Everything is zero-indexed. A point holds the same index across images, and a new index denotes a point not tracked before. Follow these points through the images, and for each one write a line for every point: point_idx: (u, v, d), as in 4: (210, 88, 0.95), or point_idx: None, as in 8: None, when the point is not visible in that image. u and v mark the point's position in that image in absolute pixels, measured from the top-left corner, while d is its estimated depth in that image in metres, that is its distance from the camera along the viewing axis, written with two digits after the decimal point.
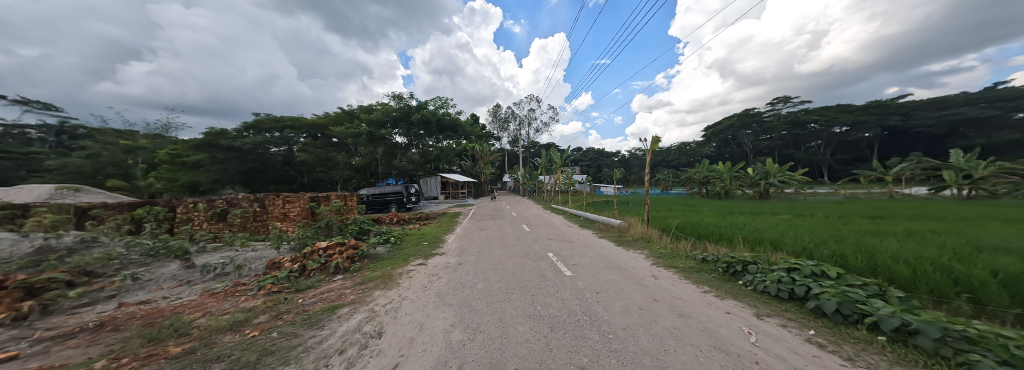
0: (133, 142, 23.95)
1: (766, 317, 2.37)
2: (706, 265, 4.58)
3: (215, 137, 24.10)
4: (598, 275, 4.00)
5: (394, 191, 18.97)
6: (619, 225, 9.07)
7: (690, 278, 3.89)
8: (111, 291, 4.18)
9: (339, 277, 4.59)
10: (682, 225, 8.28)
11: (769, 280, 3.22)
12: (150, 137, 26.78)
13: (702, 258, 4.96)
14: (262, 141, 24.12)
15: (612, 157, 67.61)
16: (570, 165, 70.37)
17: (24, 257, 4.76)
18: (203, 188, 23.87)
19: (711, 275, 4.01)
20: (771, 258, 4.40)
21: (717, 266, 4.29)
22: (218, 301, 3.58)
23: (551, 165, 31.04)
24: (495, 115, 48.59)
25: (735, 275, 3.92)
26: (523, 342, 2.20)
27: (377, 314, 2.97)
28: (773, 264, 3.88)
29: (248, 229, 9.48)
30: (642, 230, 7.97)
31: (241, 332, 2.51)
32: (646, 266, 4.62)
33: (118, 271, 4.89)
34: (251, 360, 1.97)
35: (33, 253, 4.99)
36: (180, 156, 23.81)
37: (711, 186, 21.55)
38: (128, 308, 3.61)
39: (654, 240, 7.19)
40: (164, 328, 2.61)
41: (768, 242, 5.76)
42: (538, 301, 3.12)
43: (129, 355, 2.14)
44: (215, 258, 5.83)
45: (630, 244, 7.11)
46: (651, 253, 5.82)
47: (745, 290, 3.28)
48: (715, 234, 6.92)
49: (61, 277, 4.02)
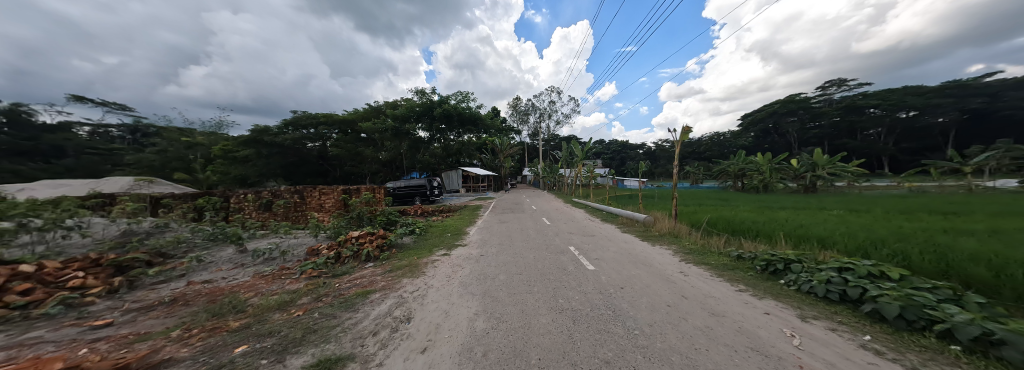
0: (192, 139, 26.90)
1: (812, 319, 2.17)
2: (740, 263, 4.35)
3: (260, 133, 25.98)
4: (621, 270, 3.91)
5: (418, 184, 19.64)
6: (644, 219, 8.79)
7: (723, 275, 3.67)
8: (180, 271, 4.73)
9: (370, 264, 4.86)
10: (714, 221, 7.84)
11: (815, 281, 2.95)
12: (206, 135, 29.91)
13: (737, 254, 4.67)
14: (300, 138, 25.88)
15: (636, 150, 64.94)
16: (591, 159, 69.17)
17: (114, 239, 5.58)
18: (251, 181, 26.36)
19: (747, 273, 3.76)
20: (816, 258, 4.12)
21: (755, 264, 4.04)
22: (268, 283, 3.93)
23: (571, 158, 30.50)
24: (516, 108, 48.32)
25: (776, 274, 3.64)
26: (546, 333, 2.21)
27: (405, 300, 3.11)
28: (821, 262, 3.61)
29: (290, 218, 10.29)
30: (670, 225, 7.64)
31: (288, 311, 2.76)
32: (674, 263, 4.44)
33: (185, 253, 5.51)
34: (298, 337, 2.16)
35: (120, 235, 5.84)
36: (232, 152, 26.43)
37: (747, 180, 20.23)
38: (195, 286, 4.07)
39: (682, 236, 6.90)
40: (224, 304, 2.92)
41: (815, 239, 5.30)
42: (561, 294, 3.10)
43: (197, 326, 2.43)
44: (262, 244, 6.32)
45: (656, 239, 6.88)
46: (679, 250, 5.57)
47: (788, 290, 3.05)
48: (751, 230, 6.50)
49: (143, 257, 4.66)
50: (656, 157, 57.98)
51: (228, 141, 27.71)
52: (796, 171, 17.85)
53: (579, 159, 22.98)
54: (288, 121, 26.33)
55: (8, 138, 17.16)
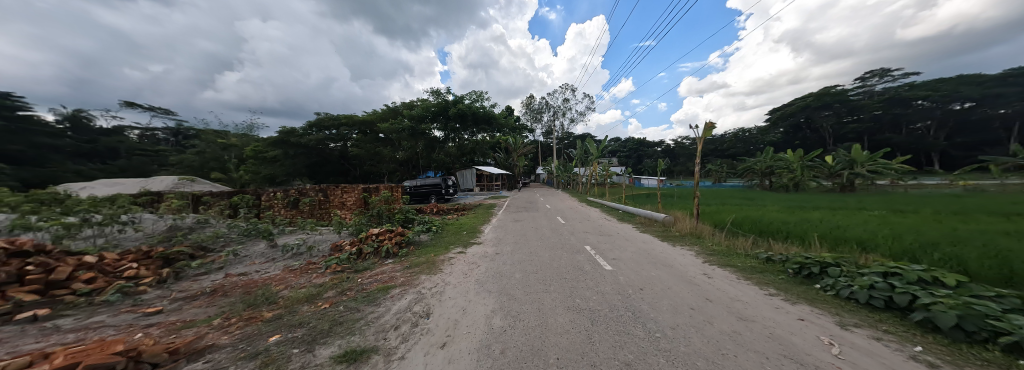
0: (227, 141, 28.80)
1: (853, 328, 2.02)
2: (770, 265, 4.14)
3: (287, 135, 26.63)
4: (640, 271, 3.81)
5: (433, 183, 20.05)
6: (663, 219, 8.55)
7: (751, 278, 3.50)
8: (219, 264, 5.08)
9: (389, 260, 5.01)
10: (739, 221, 7.50)
11: (856, 286, 2.76)
12: (239, 136, 31.90)
13: (766, 257, 4.44)
14: (323, 138, 27.06)
15: (653, 147, 63.04)
16: (606, 157, 68.02)
17: (161, 234, 6.06)
18: (279, 180, 27.91)
19: (778, 277, 3.56)
20: (858, 261, 3.84)
21: (786, 267, 3.83)
22: (296, 276, 4.15)
23: (586, 157, 30.03)
24: (529, 106, 48.17)
25: (811, 279, 3.43)
26: (564, 333, 2.20)
27: (424, 296, 3.18)
28: (862, 267, 3.36)
29: (315, 215, 10.78)
30: (691, 226, 7.38)
31: (315, 304, 2.89)
32: (697, 264, 4.28)
33: (223, 247, 5.90)
34: (325, 329, 2.26)
35: (167, 230, 6.32)
36: (261, 152, 28.05)
37: (776, 178, 19.43)
38: (232, 278, 4.36)
39: (705, 236, 6.65)
40: (257, 296, 3.09)
41: (854, 242, 4.94)
42: (578, 293, 3.07)
43: (235, 316, 2.60)
44: (291, 239, 6.62)
45: (677, 239, 6.66)
46: (702, 251, 5.36)
47: (824, 296, 2.86)
48: (781, 232, 6.16)
49: (186, 250, 5.03)
50: (675, 155, 55.97)
51: (258, 142, 29.46)
52: (832, 168, 16.67)
53: (594, 158, 22.62)
54: (313, 122, 27.54)
55: (73, 141, 19.12)
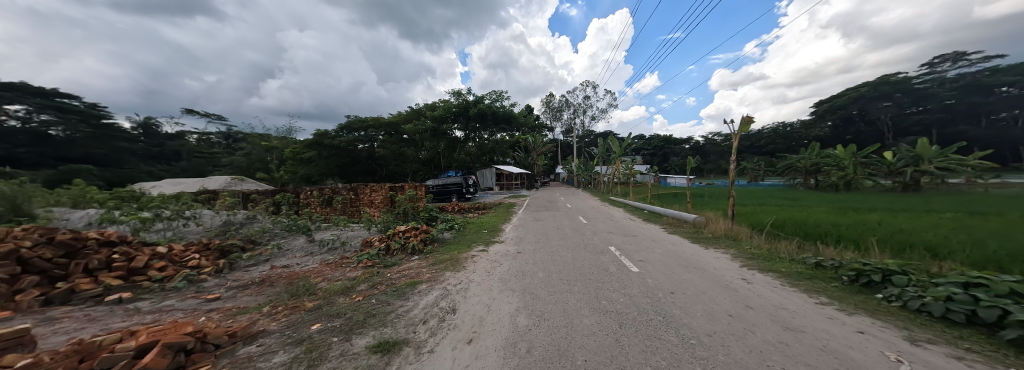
0: (269, 144, 31.45)
1: (924, 343, 1.80)
2: (819, 272, 3.80)
3: (321, 137, 28.41)
4: (670, 274, 3.65)
5: (455, 182, 20.51)
6: (694, 219, 8.18)
7: (797, 285, 3.24)
8: (265, 256, 5.55)
9: (415, 257, 5.19)
10: (782, 223, 6.98)
11: (928, 297, 2.45)
12: (279, 139, 34.70)
13: (815, 262, 4.08)
14: (353, 140, 28.67)
15: (681, 144, 59.97)
16: (630, 155, 65.96)
17: (217, 228, 6.72)
18: (314, 179, 29.83)
19: (829, 285, 3.26)
20: (928, 270, 3.42)
21: (841, 274, 3.50)
22: (332, 270, 4.43)
23: (608, 155, 29.25)
24: (549, 105, 47.85)
25: (871, 288, 3.10)
26: (591, 335, 2.16)
27: (449, 292, 3.27)
28: (935, 276, 2.98)
29: (348, 213, 11.45)
30: (726, 227, 6.97)
31: (350, 296, 3.07)
32: (732, 268, 4.04)
33: (269, 241, 6.42)
34: (359, 321, 2.40)
35: (222, 224, 6.96)
36: (298, 154, 30.24)
37: (824, 177, 17.86)
38: (277, 269, 4.75)
39: (741, 238, 6.27)
40: (298, 287, 3.34)
41: (924, 249, 4.40)
42: (603, 295, 3.00)
43: (280, 305, 2.82)
44: (327, 235, 7.00)
45: (710, 241, 6.34)
46: (739, 254, 5.05)
47: (887, 307, 2.57)
48: (832, 235, 5.64)
49: (237, 243, 5.56)
50: (705, 152, 52.82)
51: (295, 145, 31.80)
52: (892, 166, 14.93)
53: (617, 156, 21.98)
54: (344, 125, 29.24)
55: None
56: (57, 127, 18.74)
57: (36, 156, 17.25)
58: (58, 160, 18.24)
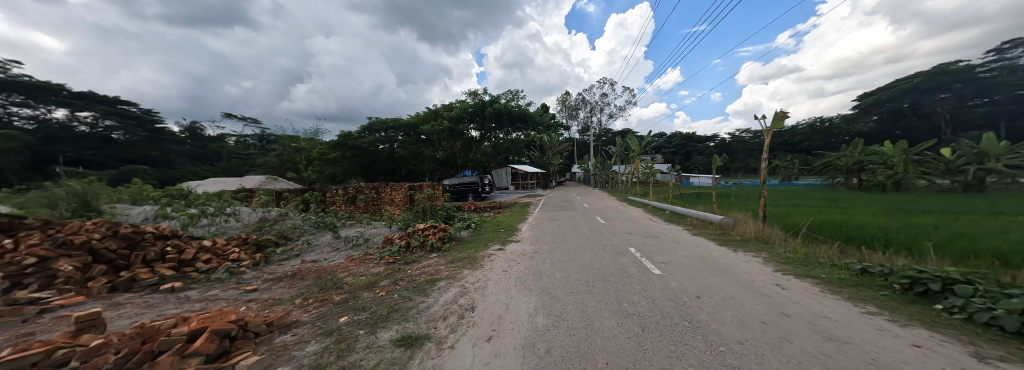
0: (298, 145, 33.36)
1: (996, 361, 1.60)
2: (865, 279, 3.51)
3: (345, 138, 29.66)
4: (696, 277, 3.50)
5: (471, 181, 20.83)
6: (721, 221, 7.84)
7: (837, 292, 3.02)
8: (296, 251, 5.88)
9: (434, 254, 5.32)
10: (820, 226, 6.53)
11: (997, 310, 2.20)
12: (307, 141, 36.70)
13: (862, 268, 3.77)
14: (374, 141, 29.81)
15: (705, 142, 57.20)
16: (649, 154, 63.87)
17: (254, 224, 7.19)
18: (338, 178, 31.10)
19: (877, 293, 3.01)
20: (998, 280, 3.07)
21: (892, 282, 3.22)
22: (357, 265, 4.64)
23: (627, 154, 28.54)
24: (565, 103, 47.45)
25: (927, 298, 2.82)
26: (612, 338, 2.12)
27: (467, 290, 3.32)
28: (1008, 287, 2.66)
29: (370, 211, 11.91)
30: (757, 230, 6.62)
31: (373, 291, 3.19)
32: (764, 273, 3.82)
33: (299, 237, 6.80)
34: (384, 315, 2.49)
35: (258, 220, 7.42)
36: (324, 155, 31.78)
37: (869, 176, 16.43)
38: (307, 264, 5.03)
39: (773, 241, 5.93)
40: (327, 281, 3.52)
41: (994, 256, 3.95)
42: (624, 297, 2.94)
43: (311, 297, 2.99)
44: (352, 231, 7.28)
45: (739, 244, 6.03)
46: (772, 258, 4.77)
47: (947, 319, 2.32)
48: (879, 240, 5.20)
49: (270, 239, 5.94)
50: (731, 151, 50.08)
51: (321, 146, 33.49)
52: (951, 164, 13.51)
53: (636, 155, 21.40)
54: (366, 126, 30.43)
55: None
56: (118, 132, 22.64)
57: (103, 157, 21.12)
58: (118, 160, 22.11)
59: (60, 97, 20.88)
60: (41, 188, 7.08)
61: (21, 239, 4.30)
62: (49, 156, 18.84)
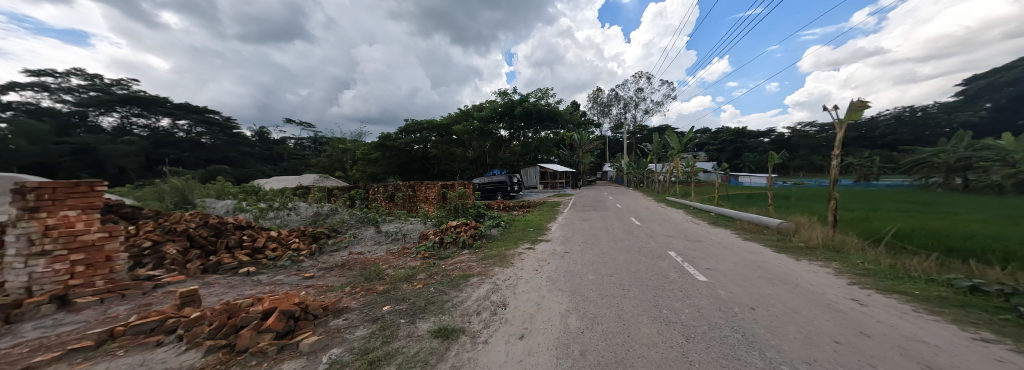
0: (345, 146, 36.55)
1: None
2: (977, 300, 2.90)
3: (385, 139, 31.75)
4: (748, 287, 3.20)
5: (500, 180, 21.15)
6: (780, 225, 7.07)
7: (935, 313, 2.54)
8: (344, 243, 6.43)
9: (466, 251, 5.50)
10: (911, 235, 5.56)
11: None
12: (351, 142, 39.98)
13: (972, 287, 3.13)
14: (410, 142, 31.58)
15: (758, 138, 51.40)
16: (691, 151, 59.32)
17: (309, 217, 8.02)
18: (379, 177, 33.09)
19: (993, 317, 2.48)
20: None
21: (1015, 305, 2.64)
22: (397, 258, 4.96)
23: (665, 151, 26.88)
24: (596, 100, 46.17)
25: None
26: (652, 345, 2.01)
27: (499, 287, 3.38)
28: None
29: (407, 208, 12.64)
30: (825, 236, 5.85)
31: (412, 283, 3.40)
32: (832, 286, 3.37)
33: (345, 230, 7.42)
34: (422, 307, 2.63)
35: (313, 214, 8.24)
36: (368, 155, 33.59)
37: None
38: (353, 255, 5.50)
39: (846, 250, 5.22)
40: (371, 272, 3.82)
41: None
42: (663, 303, 2.78)
43: (359, 287, 3.26)
44: (391, 227, 7.75)
45: (802, 252, 5.35)
46: (846, 269, 4.17)
47: None
48: (997, 253, 4.29)
49: (322, 231, 6.55)
50: None
51: (362, 147, 36.24)
52: None
53: (675, 152, 20.10)
54: (403, 128, 32.35)
55: None
56: (206, 137, 28.44)
57: (195, 159, 26.60)
58: (207, 161, 27.96)
59: (165, 107, 25.78)
60: (153, 184, 8.71)
61: (141, 226, 5.30)
62: (159, 158, 24.11)
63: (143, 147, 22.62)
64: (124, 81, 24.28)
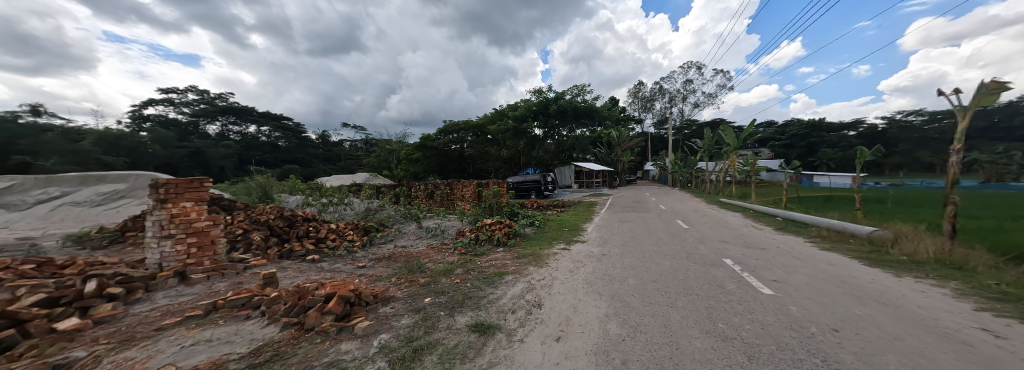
0: (391, 147, 39.44)
1: None
2: None
3: (426, 140, 33.58)
4: (828, 304, 2.77)
5: (535, 179, 21.07)
6: (873, 234, 5.98)
7: None
8: (389, 236, 6.97)
9: (501, 249, 5.60)
10: None
11: None
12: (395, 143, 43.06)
13: None
14: (447, 142, 32.98)
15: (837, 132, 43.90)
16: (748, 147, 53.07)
17: (361, 211, 8.84)
18: (420, 176, 34.94)
19: None
20: None
21: None
22: (436, 253, 5.24)
23: (718, 148, 24.48)
24: (636, 95, 43.76)
25: None
26: (705, 360, 1.84)
27: (534, 287, 3.38)
28: None
29: (445, 205, 13.25)
30: (937, 250, 4.83)
31: (450, 278, 3.55)
32: (947, 310, 2.75)
33: (390, 224, 8.04)
34: (460, 301, 2.73)
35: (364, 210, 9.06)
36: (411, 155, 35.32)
37: None
38: (397, 248, 5.93)
39: (969, 267, 4.25)
40: (414, 264, 4.07)
41: None
42: (716, 316, 2.54)
43: (403, 278, 3.50)
44: (430, 223, 8.18)
45: (904, 267, 4.46)
46: (973, 292, 3.37)
47: None
48: None
49: (370, 225, 7.18)
50: None
51: (404, 147, 38.85)
52: None
53: (731, 149, 18.20)
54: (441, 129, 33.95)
55: None
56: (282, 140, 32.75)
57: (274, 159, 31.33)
58: (283, 161, 32.42)
59: (252, 116, 30.51)
60: (243, 180, 10.27)
61: (236, 216, 6.35)
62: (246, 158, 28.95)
63: (236, 150, 27.08)
64: (224, 94, 29.18)
